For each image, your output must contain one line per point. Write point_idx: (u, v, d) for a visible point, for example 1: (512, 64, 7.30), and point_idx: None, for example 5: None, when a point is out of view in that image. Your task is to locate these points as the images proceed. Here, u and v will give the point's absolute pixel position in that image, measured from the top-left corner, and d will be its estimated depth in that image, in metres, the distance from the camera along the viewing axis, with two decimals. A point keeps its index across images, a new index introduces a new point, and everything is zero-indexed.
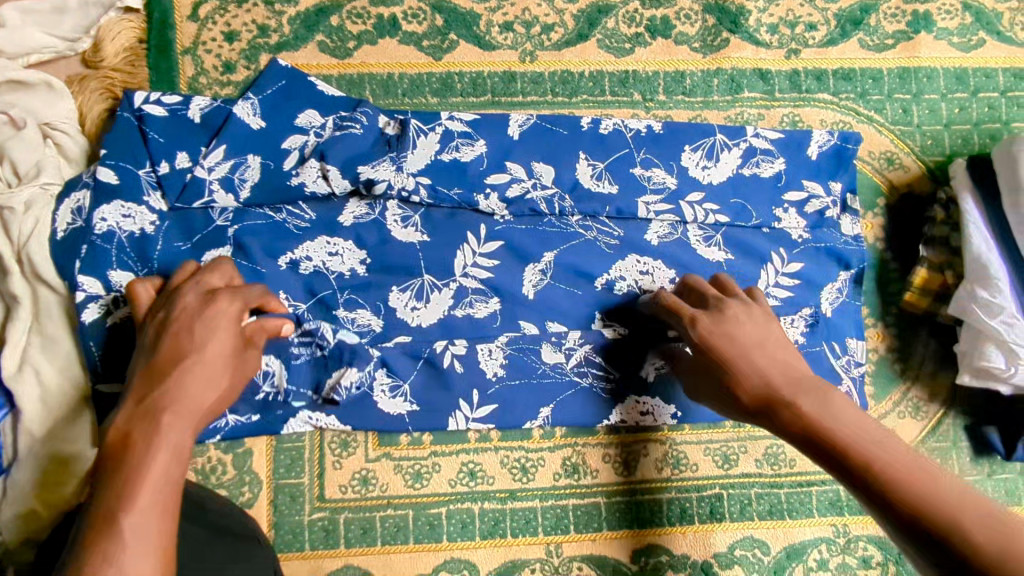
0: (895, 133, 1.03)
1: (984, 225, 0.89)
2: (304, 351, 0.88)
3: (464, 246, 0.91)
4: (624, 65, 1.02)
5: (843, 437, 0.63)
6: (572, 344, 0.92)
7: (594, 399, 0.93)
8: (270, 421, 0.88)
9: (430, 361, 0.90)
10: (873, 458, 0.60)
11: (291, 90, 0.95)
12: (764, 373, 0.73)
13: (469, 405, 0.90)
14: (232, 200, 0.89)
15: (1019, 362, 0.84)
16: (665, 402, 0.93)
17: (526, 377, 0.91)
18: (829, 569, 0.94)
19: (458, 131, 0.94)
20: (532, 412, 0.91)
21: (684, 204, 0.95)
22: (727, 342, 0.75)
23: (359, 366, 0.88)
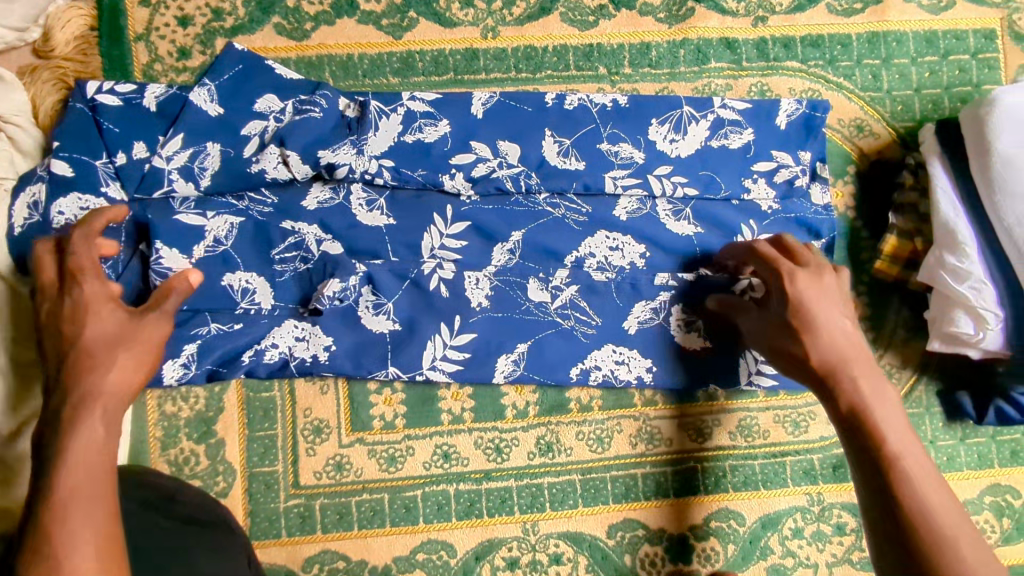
0: (865, 99, 1.02)
1: (953, 190, 0.88)
2: (288, 268, 0.88)
3: (431, 228, 0.90)
4: (589, 38, 1.00)
5: (895, 452, 0.66)
6: (559, 283, 0.91)
7: (573, 341, 0.91)
8: (252, 333, 0.87)
9: (416, 283, 0.89)
10: (915, 485, 0.64)
11: (250, 75, 0.93)
12: (840, 351, 0.73)
13: (450, 330, 0.89)
14: (193, 188, 0.88)
15: (987, 327, 0.84)
16: (642, 355, 0.92)
17: (510, 311, 0.90)
18: (804, 537, 0.95)
19: (421, 112, 0.93)
20: (509, 346, 0.91)
21: (652, 178, 0.94)
22: (816, 313, 0.74)
23: (340, 277, 0.86)
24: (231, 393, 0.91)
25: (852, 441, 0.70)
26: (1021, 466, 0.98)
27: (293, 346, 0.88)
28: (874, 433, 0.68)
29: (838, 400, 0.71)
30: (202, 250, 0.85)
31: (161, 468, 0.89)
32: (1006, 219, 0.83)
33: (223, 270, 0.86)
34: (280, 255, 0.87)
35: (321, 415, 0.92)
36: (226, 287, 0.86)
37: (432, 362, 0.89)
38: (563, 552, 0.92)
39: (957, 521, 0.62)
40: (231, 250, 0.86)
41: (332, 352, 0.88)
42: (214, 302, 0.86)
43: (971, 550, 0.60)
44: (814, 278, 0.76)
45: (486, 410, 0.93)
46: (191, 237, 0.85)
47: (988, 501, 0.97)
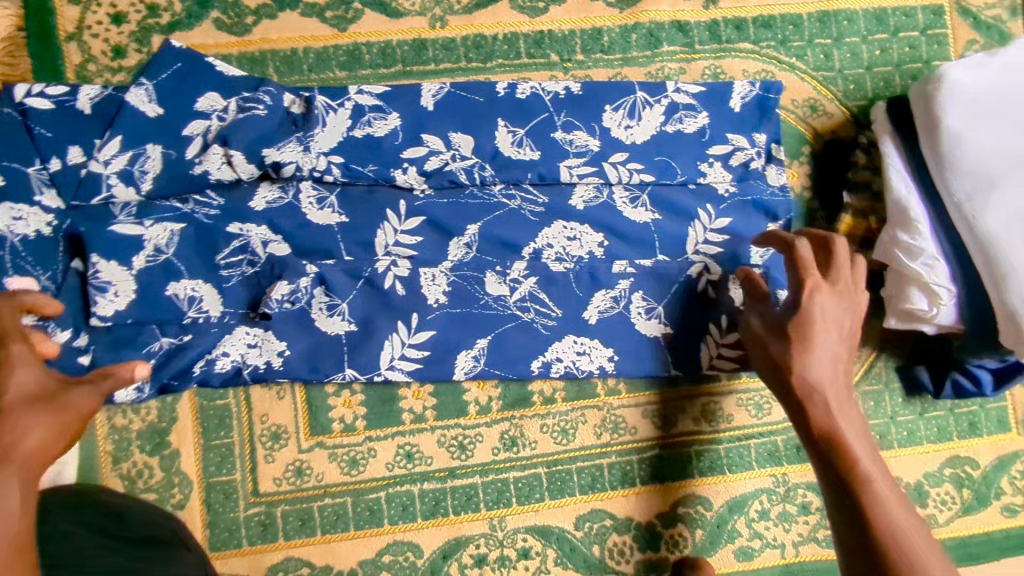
0: (818, 79, 1.01)
1: (904, 167, 0.88)
2: (234, 273, 0.86)
3: (385, 225, 0.88)
4: (539, 25, 0.98)
5: (864, 472, 0.68)
6: (516, 275, 0.90)
7: (533, 334, 0.90)
8: (201, 344, 0.85)
9: (370, 281, 0.87)
10: (884, 502, 0.65)
11: (190, 73, 0.89)
12: (824, 378, 0.75)
13: (407, 328, 0.88)
14: (133, 193, 0.85)
15: (941, 303, 0.85)
16: (603, 345, 0.91)
17: (468, 306, 0.89)
18: (770, 519, 0.95)
19: (369, 105, 0.90)
20: (469, 342, 0.89)
21: (608, 165, 0.93)
22: (816, 327, 0.76)
23: (289, 279, 0.85)
24: (184, 403, 0.89)
25: (824, 460, 0.72)
26: (978, 437, 0.99)
27: (245, 354, 0.86)
28: (845, 452, 0.71)
29: (812, 420, 0.74)
30: (141, 261, 0.83)
31: (114, 483, 0.87)
32: (956, 194, 0.84)
33: (167, 279, 0.84)
34: (225, 260, 0.85)
35: (279, 420, 0.90)
36: (172, 297, 0.84)
37: (390, 362, 0.88)
38: (531, 546, 0.91)
39: (923, 538, 0.63)
40: (172, 257, 0.84)
41: (286, 357, 0.87)
42: (161, 312, 0.84)
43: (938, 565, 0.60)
44: (826, 295, 0.77)
45: (448, 408, 0.92)
46: (128, 248, 0.83)
47: (948, 473, 0.99)
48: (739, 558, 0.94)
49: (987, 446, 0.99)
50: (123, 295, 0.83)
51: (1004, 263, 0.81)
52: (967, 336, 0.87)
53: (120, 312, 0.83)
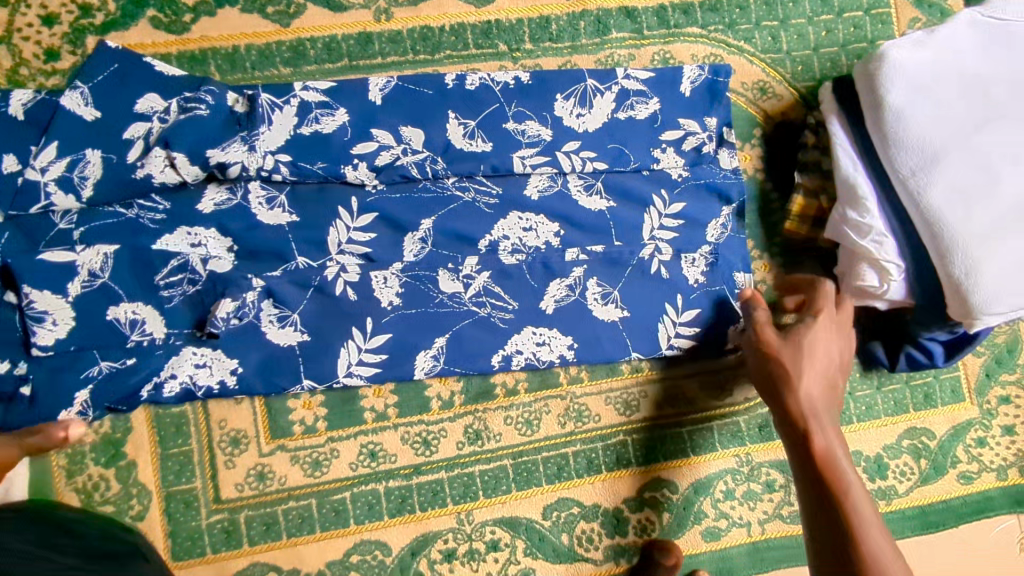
0: (766, 61, 1.02)
1: (851, 146, 0.90)
2: (175, 293, 0.83)
3: (337, 223, 0.86)
4: (486, 16, 0.98)
5: (854, 501, 0.69)
6: (469, 272, 0.89)
7: (491, 330, 0.90)
8: (143, 366, 0.82)
9: (320, 289, 0.86)
10: (871, 532, 0.67)
11: (128, 75, 0.87)
12: (819, 402, 0.76)
13: (363, 335, 0.87)
14: (74, 201, 0.83)
15: (891, 279, 0.86)
16: (562, 333, 0.91)
17: (423, 306, 0.89)
18: (735, 498, 0.97)
19: (316, 102, 0.88)
20: (427, 342, 0.89)
21: (561, 155, 0.93)
22: (822, 349, 0.79)
23: (234, 295, 0.83)
24: (137, 413, 0.87)
25: (813, 483, 0.72)
26: (934, 407, 1.02)
27: (194, 375, 0.84)
28: (839, 479, 0.71)
29: (810, 440, 0.74)
30: (77, 287, 0.80)
31: (69, 497, 0.85)
32: (901, 171, 0.85)
33: (106, 303, 0.81)
34: (164, 280, 0.83)
35: (238, 425, 0.88)
36: (113, 322, 0.81)
37: (348, 368, 0.87)
38: (500, 538, 0.91)
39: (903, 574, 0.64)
40: (109, 280, 0.81)
41: (239, 375, 0.85)
42: (104, 338, 0.81)
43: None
44: (827, 325, 0.81)
45: (410, 405, 0.92)
46: (60, 275, 0.80)
47: (905, 445, 1.01)
48: (706, 539, 0.95)
49: (942, 416, 1.02)
50: (62, 323, 0.80)
51: (948, 235, 0.83)
52: (917, 310, 0.89)
53: (61, 340, 0.80)
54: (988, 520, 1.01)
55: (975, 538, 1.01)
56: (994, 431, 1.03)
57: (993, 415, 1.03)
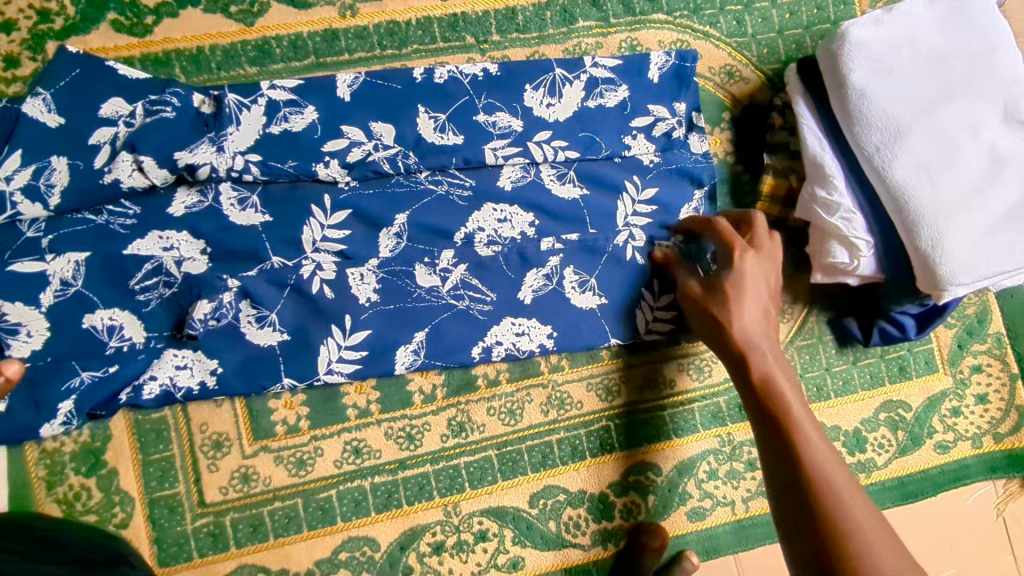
0: (732, 45, 1.03)
1: (817, 126, 0.91)
2: (152, 296, 0.83)
3: (311, 221, 0.86)
4: (452, 9, 0.98)
5: (795, 419, 0.73)
6: (446, 265, 0.89)
7: (470, 321, 0.90)
8: (121, 373, 0.81)
9: (297, 288, 0.86)
10: (813, 446, 0.70)
11: (90, 78, 0.85)
12: (756, 336, 0.80)
13: (342, 333, 0.87)
14: (41, 209, 0.81)
15: (861, 255, 0.87)
16: (541, 322, 0.92)
17: (401, 301, 0.88)
18: (719, 477, 0.98)
19: (283, 100, 0.88)
20: (407, 337, 0.89)
21: (532, 145, 0.93)
22: (747, 286, 0.82)
23: (210, 297, 0.82)
24: (117, 421, 0.86)
25: (759, 410, 0.76)
26: (909, 379, 1.04)
27: (174, 376, 0.84)
28: (781, 403, 0.74)
29: (751, 370, 0.78)
30: (50, 297, 0.80)
31: (51, 509, 0.84)
32: (866, 148, 0.86)
33: (81, 312, 0.81)
34: (140, 284, 0.82)
35: (220, 428, 0.88)
36: (89, 329, 0.81)
37: (328, 366, 0.87)
38: (487, 528, 0.92)
39: (846, 479, 0.67)
40: (82, 289, 0.81)
41: (220, 374, 0.85)
42: (79, 347, 0.81)
43: (858, 502, 0.65)
44: (751, 259, 0.84)
45: (393, 400, 0.92)
46: (34, 285, 0.79)
47: (883, 417, 1.03)
48: (691, 519, 0.96)
49: (917, 387, 1.04)
50: (37, 334, 0.79)
51: (913, 208, 0.84)
52: (887, 285, 0.91)
53: (37, 352, 0.79)
54: (965, 487, 1.04)
55: (953, 506, 1.04)
56: (968, 400, 1.05)
57: (966, 384, 1.05)
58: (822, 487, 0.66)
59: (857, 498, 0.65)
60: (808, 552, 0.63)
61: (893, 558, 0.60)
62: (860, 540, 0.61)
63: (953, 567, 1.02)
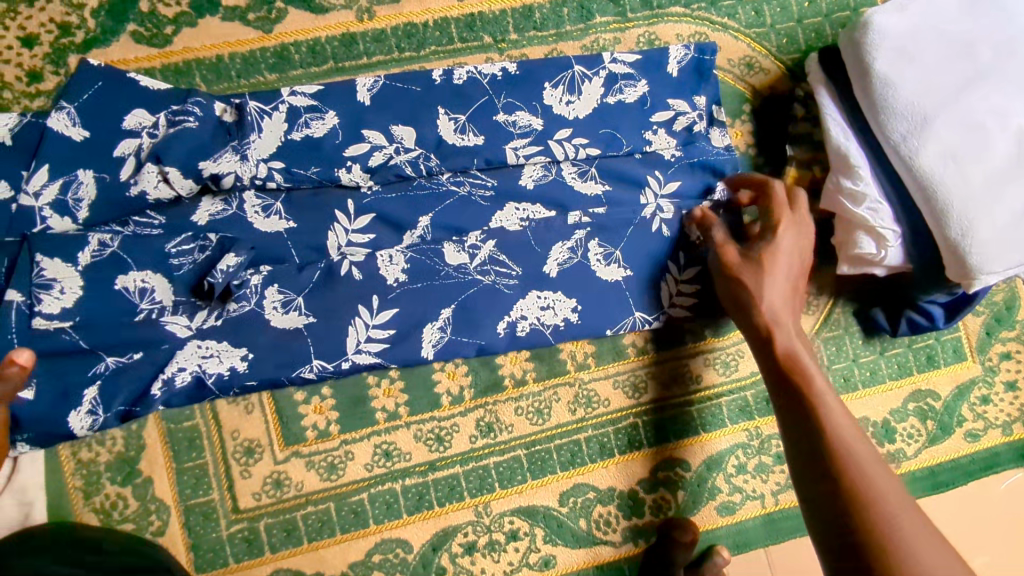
0: (751, 36, 1.02)
1: (840, 116, 0.90)
2: (186, 261, 0.82)
3: (335, 226, 0.86)
4: (469, 9, 0.97)
5: (819, 392, 0.70)
6: (475, 243, 0.89)
7: (496, 296, 0.89)
8: (154, 362, 0.81)
9: (327, 271, 0.86)
10: (836, 418, 0.67)
11: (113, 92, 0.86)
12: (782, 313, 0.78)
13: (370, 311, 0.86)
14: (70, 222, 0.82)
15: (888, 245, 0.86)
16: (566, 296, 0.91)
17: (429, 280, 0.88)
18: (748, 471, 0.98)
19: (304, 106, 0.88)
20: (432, 314, 0.88)
21: (553, 143, 0.93)
22: (781, 258, 0.80)
23: (238, 252, 0.82)
24: (150, 429, 0.87)
25: (782, 384, 0.74)
26: (937, 368, 1.03)
27: (202, 365, 0.82)
28: (804, 375, 0.73)
29: (775, 347, 0.76)
30: (88, 256, 0.80)
31: (88, 518, 0.84)
32: (892, 137, 0.85)
33: (114, 272, 0.80)
34: (176, 248, 0.82)
35: (251, 434, 0.88)
36: (122, 291, 0.80)
37: (356, 347, 0.86)
38: (519, 527, 0.92)
39: (869, 450, 0.64)
40: (120, 251, 0.80)
41: (251, 360, 0.83)
42: (114, 309, 0.80)
43: (883, 474, 0.62)
44: (786, 231, 0.82)
45: (421, 402, 0.92)
46: (72, 244, 0.79)
47: (911, 408, 1.02)
48: (721, 514, 0.96)
49: (946, 376, 1.03)
50: (70, 291, 0.79)
51: (943, 195, 0.83)
52: (914, 273, 0.91)
53: (67, 309, 0.79)
54: (996, 475, 1.03)
55: (984, 494, 1.03)
56: (997, 388, 1.04)
57: (995, 372, 1.04)
58: (844, 457, 0.63)
59: (880, 469, 0.62)
60: (829, 529, 0.60)
61: (916, 531, 0.56)
62: (879, 511, 0.58)
63: (986, 556, 1.02)
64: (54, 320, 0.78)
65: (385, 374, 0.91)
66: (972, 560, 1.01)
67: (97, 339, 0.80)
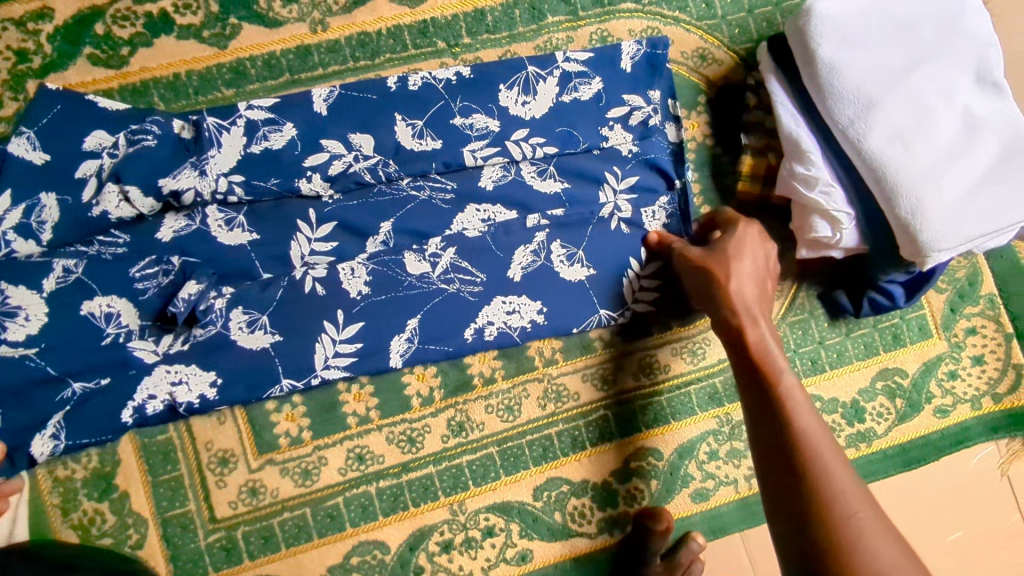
0: (703, 28, 1.04)
1: (791, 102, 0.91)
2: (150, 284, 0.83)
3: (298, 236, 0.87)
4: (421, 15, 0.98)
5: (787, 388, 0.72)
6: (435, 251, 0.90)
7: (461, 303, 0.91)
8: (124, 388, 0.82)
9: (291, 288, 0.87)
10: (804, 419, 0.69)
11: (71, 113, 0.87)
12: (751, 301, 0.79)
13: (335, 326, 0.87)
14: (34, 245, 0.83)
15: (842, 228, 0.88)
16: (531, 299, 0.92)
17: (392, 291, 0.89)
18: (720, 458, 0.99)
19: (262, 119, 0.89)
20: (399, 325, 0.89)
21: (510, 144, 0.94)
22: (746, 252, 0.83)
23: (199, 279, 0.83)
24: (124, 445, 0.88)
25: (750, 378, 0.75)
26: (904, 347, 1.04)
27: (172, 393, 0.84)
28: (772, 369, 0.73)
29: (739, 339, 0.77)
30: (53, 283, 0.80)
31: (67, 535, 0.86)
32: (840, 121, 0.86)
33: (80, 298, 0.81)
34: (140, 272, 0.83)
35: (224, 445, 0.90)
36: (88, 316, 0.81)
37: (325, 362, 0.87)
38: (494, 524, 0.93)
39: (835, 451, 0.66)
40: (84, 276, 0.81)
41: (220, 385, 0.85)
42: (80, 334, 0.80)
43: (846, 476, 0.64)
44: (755, 236, 0.85)
45: (392, 404, 0.93)
46: (38, 272, 0.80)
47: (879, 386, 1.03)
48: (696, 501, 0.98)
49: (912, 354, 1.04)
50: (35, 318, 0.79)
51: (893, 175, 0.84)
52: (871, 254, 0.91)
53: (33, 336, 0.79)
54: (967, 450, 1.04)
55: (956, 469, 1.04)
56: (965, 363, 1.05)
57: (962, 347, 1.06)
58: (810, 457, 0.66)
59: (838, 462, 0.65)
60: (796, 534, 0.63)
61: (877, 529, 0.60)
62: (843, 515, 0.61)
63: (961, 531, 1.03)
64: (18, 349, 0.79)
65: (355, 379, 0.93)
66: (946, 537, 1.02)
67: (66, 363, 0.80)
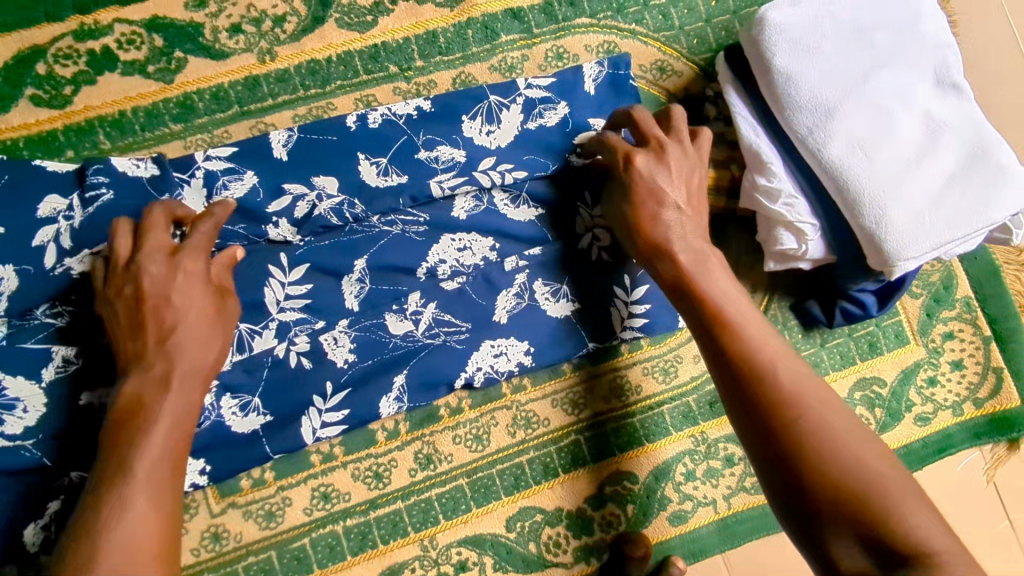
0: (661, 40, 1.02)
1: (750, 113, 0.89)
2: None
3: (271, 281, 0.83)
4: (371, 40, 0.97)
5: (728, 313, 0.71)
6: (416, 307, 0.88)
7: (448, 353, 0.89)
8: None
9: (274, 367, 0.84)
10: (750, 337, 0.69)
11: (20, 180, 0.79)
12: (672, 237, 0.76)
13: (322, 396, 0.86)
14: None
15: (808, 239, 0.86)
16: (518, 340, 0.91)
17: (378, 354, 0.87)
18: (697, 478, 0.97)
19: (221, 169, 0.85)
20: (386, 386, 0.88)
21: (478, 173, 0.90)
22: (642, 194, 0.77)
23: None
24: None
25: (688, 307, 0.74)
26: (881, 355, 1.02)
27: None
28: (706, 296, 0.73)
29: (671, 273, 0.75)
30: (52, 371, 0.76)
31: None
32: (800, 130, 0.84)
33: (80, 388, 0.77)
34: None
35: None
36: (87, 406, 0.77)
37: (314, 434, 0.86)
38: (467, 557, 0.91)
39: (784, 359, 0.68)
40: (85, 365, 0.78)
41: (208, 472, 0.84)
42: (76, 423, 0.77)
43: (799, 379, 0.66)
44: (647, 167, 0.79)
45: (356, 440, 0.91)
46: (35, 361, 0.76)
47: (858, 397, 1.01)
48: (674, 524, 0.95)
49: (890, 362, 1.02)
50: (34, 409, 0.76)
51: (853, 184, 0.82)
52: (839, 264, 0.89)
53: (30, 427, 0.76)
54: (951, 457, 1.02)
55: (941, 478, 1.02)
56: (943, 368, 1.03)
57: (940, 352, 1.04)
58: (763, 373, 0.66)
59: (823, 404, 0.64)
60: (761, 450, 0.65)
61: (834, 417, 0.64)
62: (799, 415, 0.63)
63: None
64: (16, 442, 0.75)
65: None
66: None
67: (63, 454, 0.77)
